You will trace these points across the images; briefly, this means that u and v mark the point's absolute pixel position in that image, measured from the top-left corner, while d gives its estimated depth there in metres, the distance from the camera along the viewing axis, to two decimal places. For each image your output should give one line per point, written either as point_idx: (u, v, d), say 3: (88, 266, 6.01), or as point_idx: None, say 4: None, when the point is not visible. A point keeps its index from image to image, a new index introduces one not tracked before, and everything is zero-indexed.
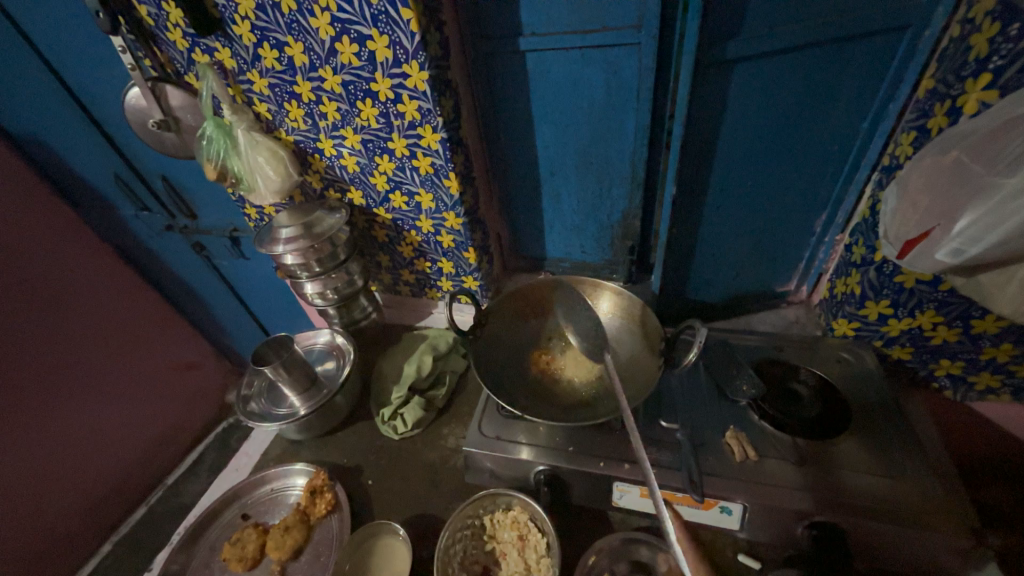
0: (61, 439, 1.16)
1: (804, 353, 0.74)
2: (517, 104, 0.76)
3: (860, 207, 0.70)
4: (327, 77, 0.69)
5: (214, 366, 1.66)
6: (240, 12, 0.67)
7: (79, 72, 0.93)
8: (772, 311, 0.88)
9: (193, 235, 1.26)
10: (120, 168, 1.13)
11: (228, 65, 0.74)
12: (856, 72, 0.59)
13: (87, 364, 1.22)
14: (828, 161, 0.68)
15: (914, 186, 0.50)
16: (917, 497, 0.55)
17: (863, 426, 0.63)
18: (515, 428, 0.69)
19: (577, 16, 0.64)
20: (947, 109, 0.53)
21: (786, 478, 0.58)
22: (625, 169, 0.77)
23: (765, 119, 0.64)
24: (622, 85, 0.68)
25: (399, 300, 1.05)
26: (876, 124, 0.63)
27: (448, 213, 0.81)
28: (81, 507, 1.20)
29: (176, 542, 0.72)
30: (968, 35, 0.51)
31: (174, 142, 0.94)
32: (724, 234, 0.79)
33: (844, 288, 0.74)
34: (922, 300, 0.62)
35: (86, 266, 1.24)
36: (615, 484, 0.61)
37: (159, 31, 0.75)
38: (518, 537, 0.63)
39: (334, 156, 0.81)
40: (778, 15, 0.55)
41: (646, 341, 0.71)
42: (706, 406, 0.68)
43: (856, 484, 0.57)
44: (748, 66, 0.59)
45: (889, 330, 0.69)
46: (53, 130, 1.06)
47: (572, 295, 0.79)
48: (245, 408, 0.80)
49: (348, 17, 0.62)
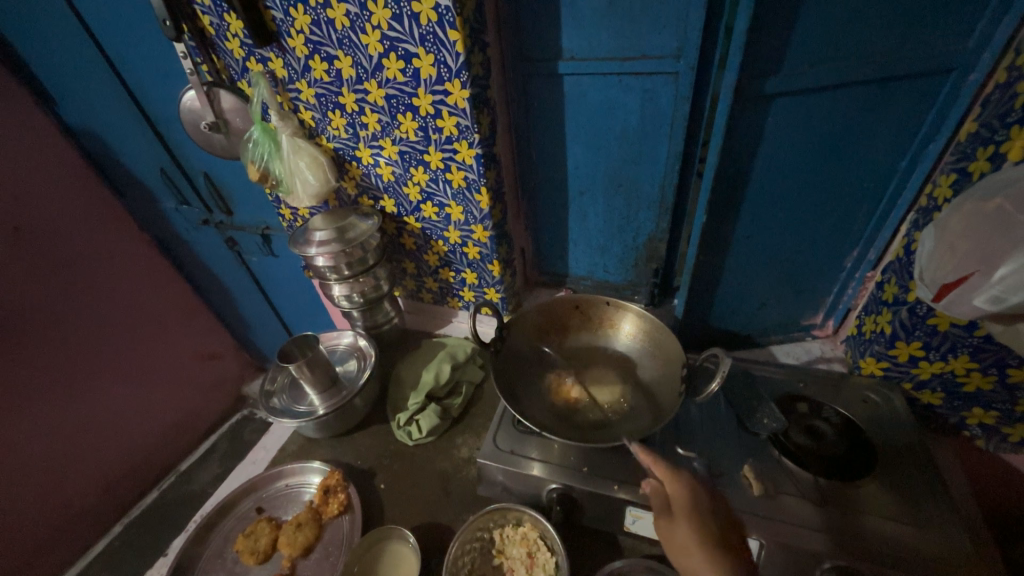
0: (87, 419, 1.21)
1: (827, 390, 0.72)
2: (552, 125, 0.78)
3: (893, 246, 0.69)
4: (372, 90, 0.73)
5: (234, 358, 1.70)
6: (295, 26, 0.70)
7: (138, 70, 0.99)
8: (796, 344, 0.86)
9: (227, 231, 1.32)
10: (166, 163, 1.18)
11: (279, 75, 0.78)
12: (898, 112, 0.59)
13: (116, 349, 1.28)
14: (863, 197, 0.67)
15: (953, 230, 0.50)
16: (941, 550, 0.53)
17: (887, 470, 0.61)
18: (529, 443, 0.69)
19: (617, 44, 0.65)
20: (990, 154, 0.53)
21: (803, 518, 0.57)
22: (654, 194, 0.78)
23: (800, 152, 0.64)
24: (657, 112, 0.69)
25: (420, 306, 1.07)
26: (916, 162, 0.62)
27: (477, 225, 0.83)
28: (97, 485, 1.26)
29: (192, 530, 0.73)
30: (1013, 83, 0.51)
31: (222, 144, 0.99)
32: (754, 265, 0.78)
33: (873, 326, 0.72)
34: (956, 344, 0.61)
35: (125, 254, 1.31)
36: (628, 509, 0.61)
37: (219, 40, 0.79)
38: (527, 554, 0.63)
39: (371, 165, 0.84)
40: (818, 55, 0.55)
41: (666, 365, 0.71)
42: (724, 436, 0.67)
43: (877, 531, 0.55)
44: (787, 101, 0.60)
45: (919, 373, 0.67)
46: (109, 124, 1.12)
47: (593, 314, 0.80)
48: (268, 402, 0.82)
49: (397, 35, 0.65)
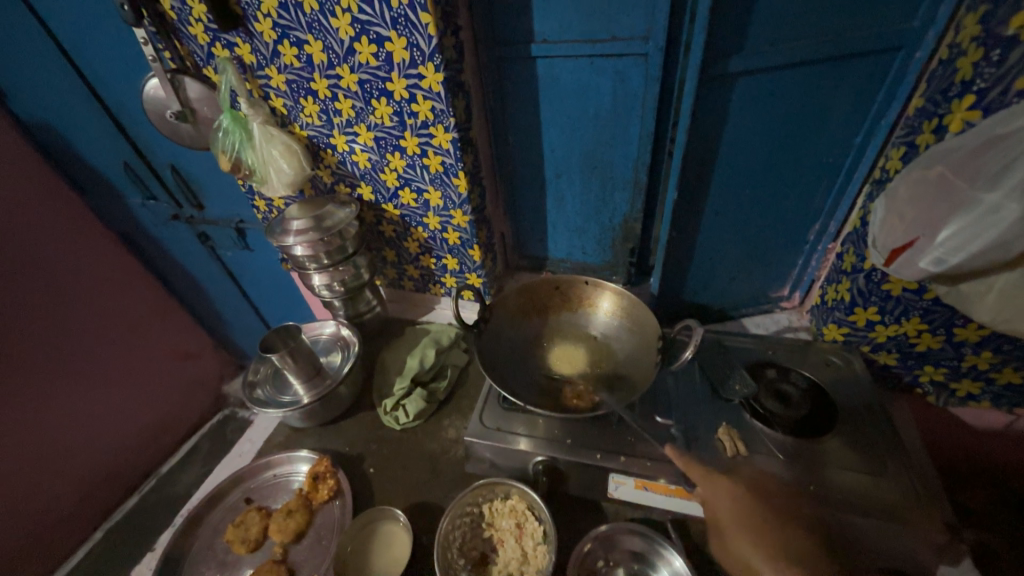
0: (60, 423, 1.18)
1: (794, 356, 0.77)
2: (527, 109, 0.79)
3: (851, 218, 0.73)
4: (344, 75, 0.72)
5: (211, 357, 1.67)
6: (262, 10, 0.69)
7: (95, 58, 0.95)
8: (765, 316, 0.91)
9: (199, 225, 1.28)
10: (130, 157, 1.14)
11: (247, 61, 0.77)
12: (852, 89, 0.62)
13: (86, 351, 1.24)
14: (822, 172, 0.71)
15: (901, 199, 0.53)
16: (896, 493, 0.58)
17: (848, 426, 0.66)
18: (515, 420, 0.71)
19: (587, 25, 0.67)
20: (934, 127, 0.57)
21: (775, 473, 0.61)
22: (628, 174, 0.80)
23: (764, 130, 0.67)
24: (628, 93, 0.71)
25: (402, 294, 1.07)
26: (869, 138, 0.66)
27: (456, 210, 0.83)
28: (75, 491, 1.22)
29: (180, 523, 0.73)
30: (954, 59, 0.54)
31: (190, 134, 0.96)
32: (725, 241, 0.82)
33: (835, 295, 0.77)
34: (908, 307, 0.65)
35: (90, 253, 1.26)
36: (611, 475, 0.64)
37: (181, 25, 0.77)
38: (516, 525, 0.65)
39: (346, 152, 0.83)
40: (778, 33, 0.58)
41: (642, 339, 0.74)
42: (700, 403, 0.70)
43: (840, 481, 0.60)
44: (749, 80, 0.62)
45: (876, 336, 0.72)
46: (65, 116, 1.07)
47: (573, 294, 0.82)
48: (251, 393, 0.82)
49: (368, 18, 0.64)
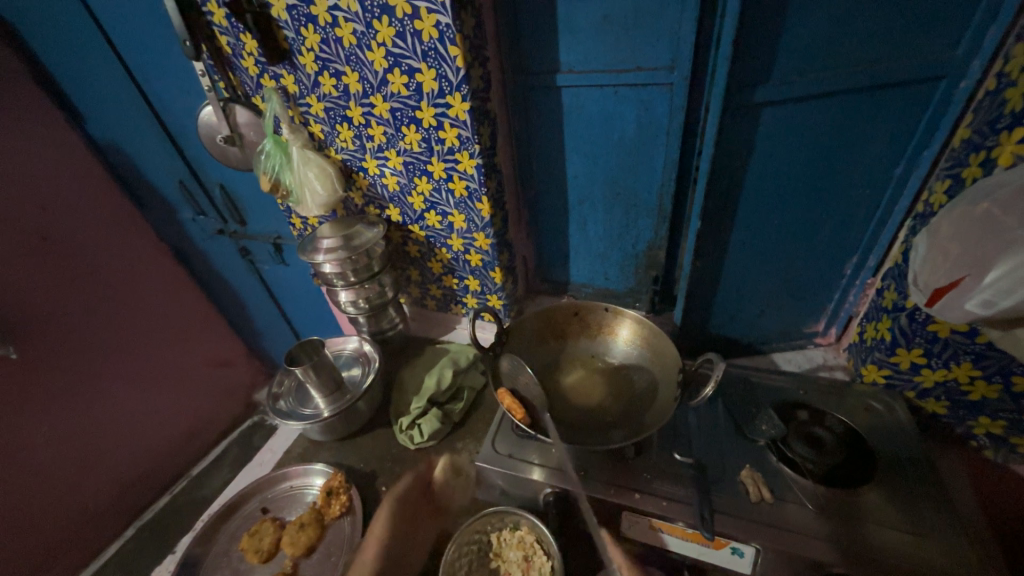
0: (104, 421, 1.25)
1: (829, 398, 0.72)
2: (551, 135, 0.80)
3: (892, 252, 0.69)
4: (377, 103, 0.76)
5: (245, 365, 1.74)
6: (306, 45, 0.74)
7: (161, 88, 1.04)
8: (798, 352, 0.86)
9: (241, 240, 1.36)
10: (185, 176, 1.24)
11: (290, 90, 0.82)
12: (891, 119, 0.59)
13: (132, 354, 1.32)
14: (859, 204, 0.68)
15: (944, 235, 0.50)
16: (944, 557, 0.52)
17: (889, 478, 0.61)
18: (529, 448, 0.70)
19: (612, 55, 0.67)
20: (982, 160, 0.53)
21: (807, 525, 0.56)
22: (652, 201, 0.79)
23: (793, 160, 0.65)
24: (653, 121, 0.71)
25: (424, 313, 1.09)
26: (910, 169, 0.63)
27: (478, 233, 0.85)
28: (112, 488, 1.29)
29: (199, 528, 0.75)
30: (1003, 89, 0.52)
31: (237, 156, 1.03)
32: (754, 272, 0.78)
33: (874, 333, 0.72)
34: (958, 351, 0.60)
35: (144, 263, 1.36)
36: (624, 513, 0.61)
37: (235, 58, 0.83)
38: (524, 557, 0.63)
39: (377, 175, 0.87)
40: (807, 64, 0.57)
41: (662, 370, 0.72)
42: (723, 443, 0.67)
43: (879, 539, 0.54)
44: (775, 110, 0.61)
45: (922, 381, 0.67)
46: (132, 138, 1.18)
47: (592, 321, 0.80)
48: (275, 405, 0.84)
49: (401, 52, 0.68)
